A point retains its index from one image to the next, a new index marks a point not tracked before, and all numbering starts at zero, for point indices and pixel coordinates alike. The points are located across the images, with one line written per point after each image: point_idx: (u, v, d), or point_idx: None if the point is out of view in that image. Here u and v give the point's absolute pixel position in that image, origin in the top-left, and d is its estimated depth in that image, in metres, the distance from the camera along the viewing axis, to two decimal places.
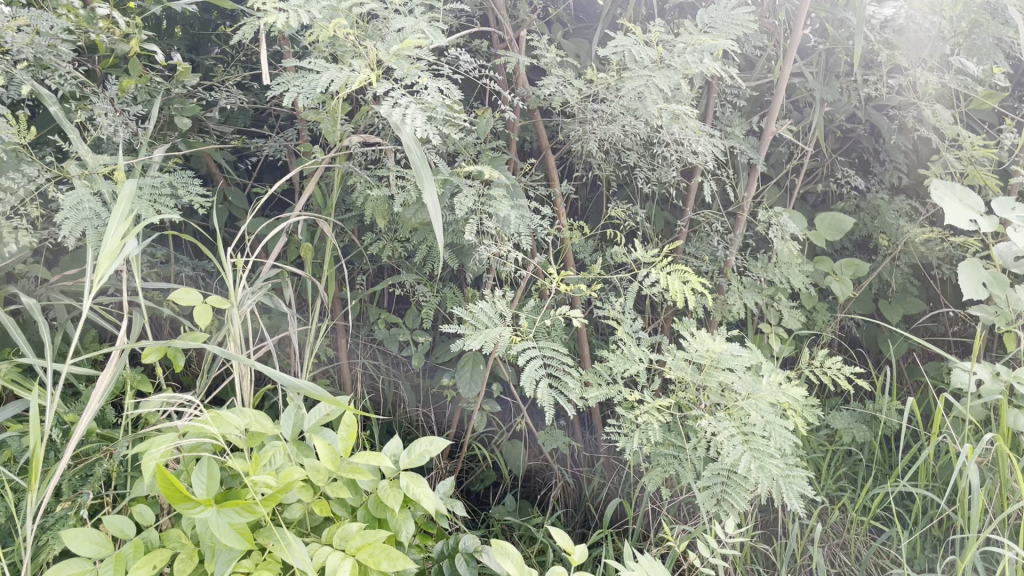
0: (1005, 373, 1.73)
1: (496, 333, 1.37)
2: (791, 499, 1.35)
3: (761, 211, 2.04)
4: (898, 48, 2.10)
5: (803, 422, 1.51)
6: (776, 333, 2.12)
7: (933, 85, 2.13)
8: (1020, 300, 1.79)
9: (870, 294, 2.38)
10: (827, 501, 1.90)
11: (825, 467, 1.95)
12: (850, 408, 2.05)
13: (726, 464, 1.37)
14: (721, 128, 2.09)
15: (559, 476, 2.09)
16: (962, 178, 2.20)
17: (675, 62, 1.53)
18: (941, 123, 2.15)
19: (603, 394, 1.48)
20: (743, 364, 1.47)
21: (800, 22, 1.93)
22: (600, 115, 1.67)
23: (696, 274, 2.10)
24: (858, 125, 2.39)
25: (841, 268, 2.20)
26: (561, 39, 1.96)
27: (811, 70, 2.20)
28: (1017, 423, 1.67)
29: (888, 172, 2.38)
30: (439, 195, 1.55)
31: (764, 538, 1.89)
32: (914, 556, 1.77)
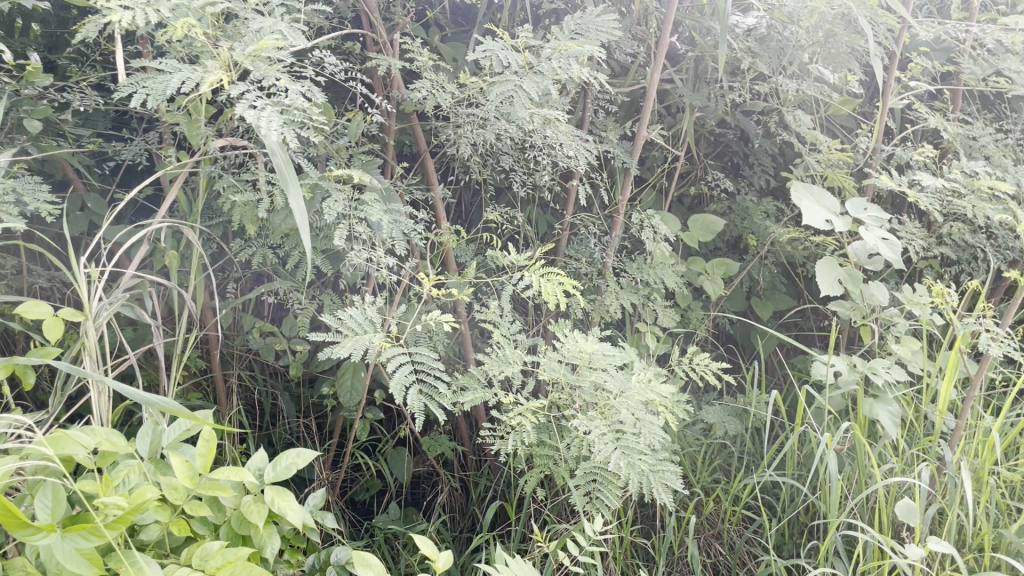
0: (860, 364, 1.83)
1: (366, 339, 1.34)
2: (660, 493, 1.40)
3: (635, 214, 2.10)
4: (760, 56, 2.20)
5: (673, 419, 1.55)
6: (652, 332, 2.18)
7: (793, 92, 2.24)
8: (873, 294, 1.91)
9: (742, 292, 2.48)
10: (702, 493, 1.98)
11: (700, 460, 2.02)
12: (723, 403, 2.12)
13: (598, 462, 1.39)
14: (597, 132, 2.13)
15: (445, 481, 2.09)
16: (821, 180, 2.31)
17: (542, 67, 1.54)
18: (801, 127, 2.25)
19: (477, 397, 1.47)
20: (614, 364, 1.50)
21: (667, 30, 1.99)
22: (473, 119, 1.67)
23: (575, 276, 2.13)
24: (728, 130, 2.49)
25: (712, 269, 2.28)
26: (437, 43, 1.96)
27: (681, 77, 2.28)
28: (872, 411, 1.77)
29: (756, 175, 2.48)
30: (308, 201, 1.51)
31: (643, 532, 1.94)
32: (782, 543, 1.85)
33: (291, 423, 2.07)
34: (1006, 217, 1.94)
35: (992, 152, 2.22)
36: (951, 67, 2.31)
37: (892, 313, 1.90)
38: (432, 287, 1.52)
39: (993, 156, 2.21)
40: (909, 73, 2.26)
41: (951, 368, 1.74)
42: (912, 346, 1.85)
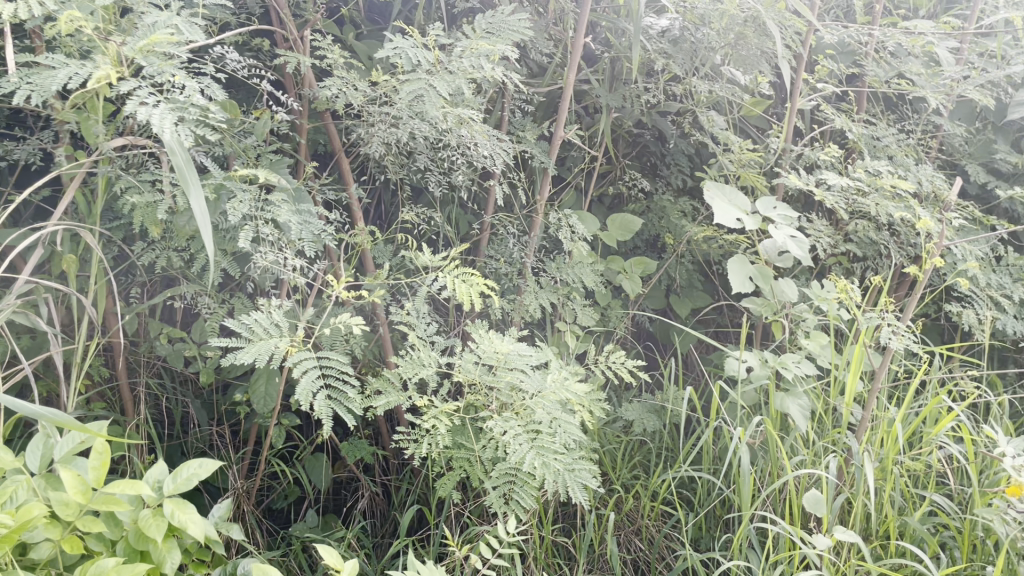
0: (771, 359, 1.87)
1: (272, 345, 1.30)
2: (576, 492, 1.40)
3: (553, 214, 2.10)
4: (673, 58, 2.24)
5: (590, 416, 1.56)
6: (572, 331, 2.17)
7: (706, 93, 2.28)
8: (783, 291, 1.96)
9: (660, 290, 2.51)
10: (622, 490, 1.99)
11: (620, 458, 2.04)
12: (641, 400, 2.14)
13: (512, 462, 1.38)
14: (514, 131, 2.12)
15: (365, 487, 2.06)
16: (735, 180, 2.36)
17: (453, 66, 1.52)
18: (715, 128, 2.29)
19: (390, 402, 1.44)
20: (530, 363, 1.50)
21: (581, 31, 2.00)
22: (385, 118, 1.64)
23: (494, 277, 2.13)
24: (645, 131, 2.52)
25: (631, 268, 2.30)
26: (350, 41, 1.93)
27: (597, 77, 2.30)
28: (783, 405, 1.81)
29: (672, 174, 2.52)
30: (212, 202, 1.46)
31: (564, 530, 1.94)
32: (699, 536, 1.89)
33: (203, 432, 2.01)
34: (907, 215, 2.01)
35: (894, 151, 2.31)
36: (856, 69, 2.39)
37: (801, 309, 1.95)
38: (343, 289, 1.48)
39: (895, 155, 2.30)
40: (817, 75, 2.32)
41: (856, 362, 1.80)
42: (820, 341, 1.90)
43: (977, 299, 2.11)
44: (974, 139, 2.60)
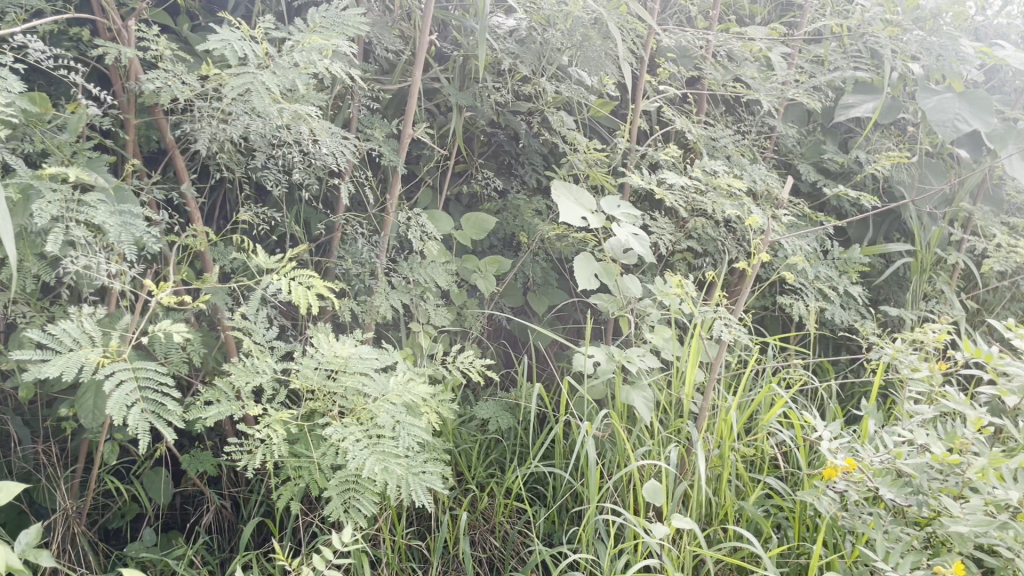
0: (617, 354, 1.91)
1: (80, 357, 1.22)
2: (419, 495, 1.39)
3: (403, 213, 2.07)
4: (520, 58, 2.25)
5: (436, 417, 1.54)
6: (426, 332, 2.13)
7: (554, 93, 2.31)
8: (627, 287, 2.01)
9: (516, 288, 2.51)
10: (477, 489, 1.99)
11: (475, 457, 2.03)
12: (496, 398, 2.13)
13: (351, 469, 1.34)
14: (362, 129, 2.07)
15: (209, 501, 1.96)
16: (585, 179, 2.40)
17: (283, 60, 1.47)
18: (564, 128, 2.32)
19: (219, 412, 1.37)
20: (372, 366, 1.46)
21: (426, 28, 1.98)
22: (215, 113, 1.56)
23: (344, 278, 2.07)
24: (497, 130, 2.53)
25: (485, 266, 2.30)
26: (183, 33, 1.83)
27: (447, 76, 2.29)
28: (628, 398, 1.86)
29: (525, 174, 2.54)
30: (19, 203, 1.34)
31: (419, 533, 1.92)
32: (552, 531, 1.90)
33: (25, 450, 1.85)
34: (741, 213, 2.11)
35: (731, 152, 2.42)
36: (696, 73, 2.48)
37: (645, 304, 2.01)
38: (168, 295, 1.40)
39: (732, 156, 2.41)
40: (659, 77, 2.39)
41: (694, 355, 1.86)
42: (664, 334, 1.96)
43: (806, 291, 2.24)
44: (805, 140, 2.76)
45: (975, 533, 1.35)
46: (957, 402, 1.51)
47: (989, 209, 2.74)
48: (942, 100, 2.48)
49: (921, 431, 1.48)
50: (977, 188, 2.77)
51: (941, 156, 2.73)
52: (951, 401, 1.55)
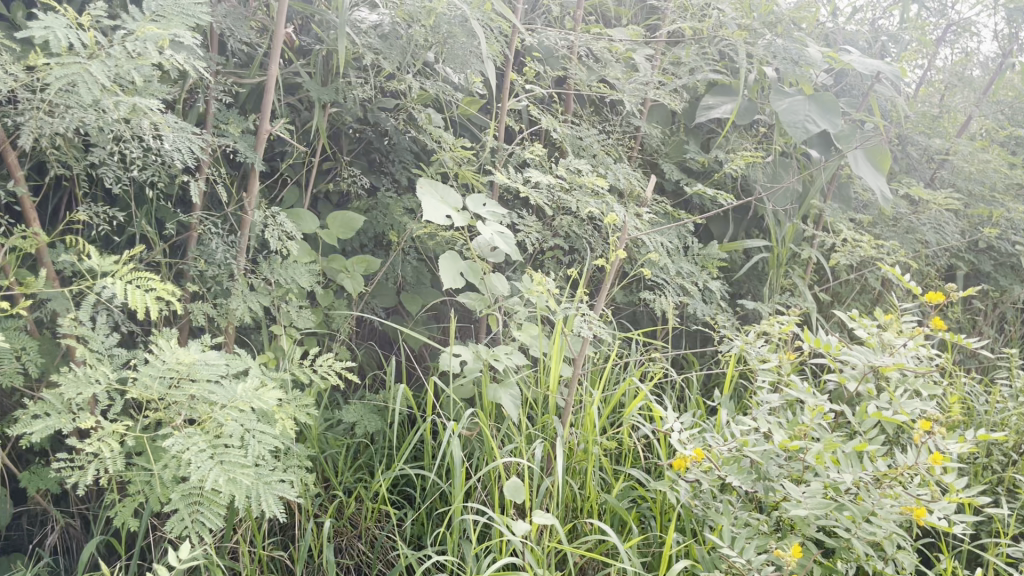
0: (483, 353, 1.90)
1: None
2: (268, 504, 1.35)
3: (261, 212, 1.99)
4: (382, 54, 2.20)
5: (289, 421, 1.49)
6: (289, 334, 2.05)
7: (419, 90, 2.28)
8: (494, 285, 2.00)
9: (388, 288, 2.45)
10: (343, 495, 1.94)
11: (341, 462, 1.97)
12: (363, 399, 2.06)
13: (194, 481, 1.28)
14: (216, 125, 1.98)
15: (54, 519, 1.82)
16: (453, 177, 2.39)
17: (115, 51, 1.39)
18: (431, 125, 2.30)
19: (46, 426, 1.29)
20: (217, 372, 1.40)
21: (281, 20, 1.91)
22: (43, 105, 1.45)
23: (200, 279, 1.98)
24: (364, 127, 2.48)
25: (352, 266, 2.24)
26: (12, 19, 1.70)
27: (308, 70, 2.22)
28: (494, 397, 1.85)
29: (394, 172, 2.51)
30: None
31: (282, 543, 1.86)
32: (420, 533, 1.87)
33: None
34: (604, 210, 2.14)
35: (596, 151, 2.45)
36: (561, 72, 2.50)
37: (512, 302, 2.00)
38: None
39: (597, 154, 2.44)
40: (525, 76, 2.41)
41: (558, 352, 1.88)
42: (531, 331, 1.97)
43: (668, 287, 2.32)
44: (668, 140, 2.83)
45: (815, 515, 1.42)
46: (800, 391, 1.58)
47: (837, 206, 2.90)
48: (793, 103, 2.59)
49: (765, 419, 1.54)
50: (827, 186, 2.92)
51: (794, 155, 2.87)
52: (794, 389, 1.63)
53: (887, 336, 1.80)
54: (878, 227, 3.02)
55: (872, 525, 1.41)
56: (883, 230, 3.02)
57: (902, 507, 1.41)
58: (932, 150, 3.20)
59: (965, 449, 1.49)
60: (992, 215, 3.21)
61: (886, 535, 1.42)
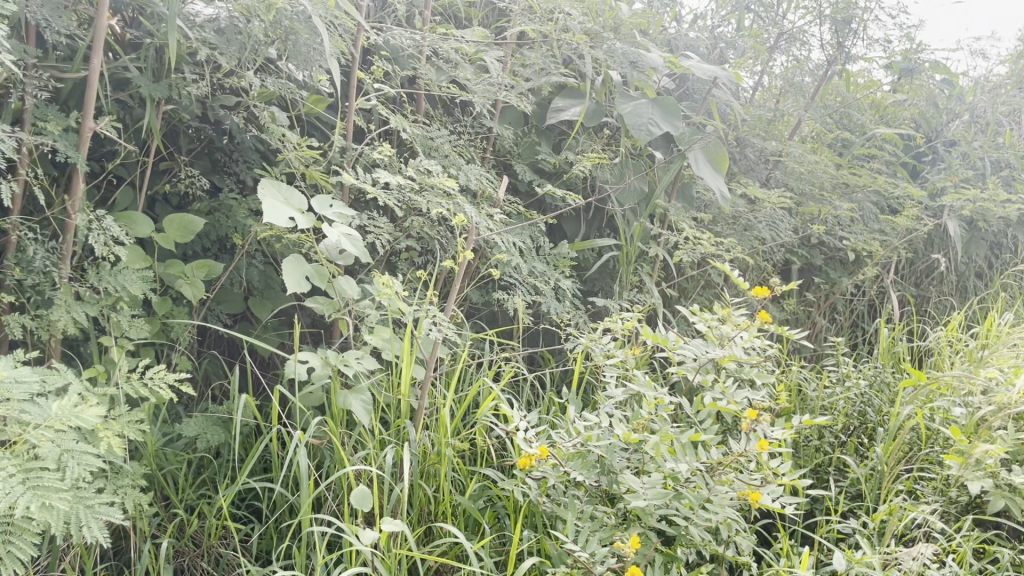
0: (332, 359, 1.83)
1: None
2: (88, 530, 1.27)
3: (87, 216, 1.86)
4: (219, 49, 2.10)
5: (115, 439, 1.40)
6: (121, 345, 1.92)
7: (261, 88, 2.20)
8: (342, 288, 1.94)
9: (235, 294, 2.34)
10: (185, 513, 1.84)
11: (182, 478, 1.87)
12: (205, 411, 1.95)
13: (2, 511, 1.18)
14: (32, 122, 1.83)
15: None
16: (299, 178, 2.31)
17: None
18: (274, 124, 2.22)
19: None
20: (29, 390, 1.29)
21: (102, 10, 1.79)
22: None
23: (17, 289, 1.82)
24: (204, 125, 2.36)
25: (192, 271, 2.12)
26: None
27: (138, 65, 2.09)
28: (344, 404, 1.79)
29: (238, 172, 2.40)
30: None
31: (117, 567, 1.75)
32: (268, 548, 1.80)
33: None
34: (454, 211, 2.13)
35: (447, 151, 2.44)
36: (410, 71, 2.48)
37: (362, 305, 1.95)
38: None
39: (447, 155, 2.43)
40: (372, 75, 2.36)
41: (408, 356, 1.85)
42: (383, 335, 1.92)
43: (519, 286, 2.34)
44: (520, 141, 2.84)
45: (656, 505, 1.47)
46: (641, 386, 1.63)
47: (681, 206, 3.02)
48: (637, 106, 2.68)
49: (607, 415, 1.58)
50: (671, 186, 3.04)
51: (640, 156, 2.96)
52: (636, 383, 1.68)
53: (724, 330, 1.88)
54: (719, 225, 3.17)
55: (708, 511, 1.48)
56: (723, 228, 3.17)
57: (733, 493, 1.49)
58: (767, 151, 3.38)
59: (788, 436, 1.60)
60: (821, 213, 3.43)
61: (722, 520, 1.50)
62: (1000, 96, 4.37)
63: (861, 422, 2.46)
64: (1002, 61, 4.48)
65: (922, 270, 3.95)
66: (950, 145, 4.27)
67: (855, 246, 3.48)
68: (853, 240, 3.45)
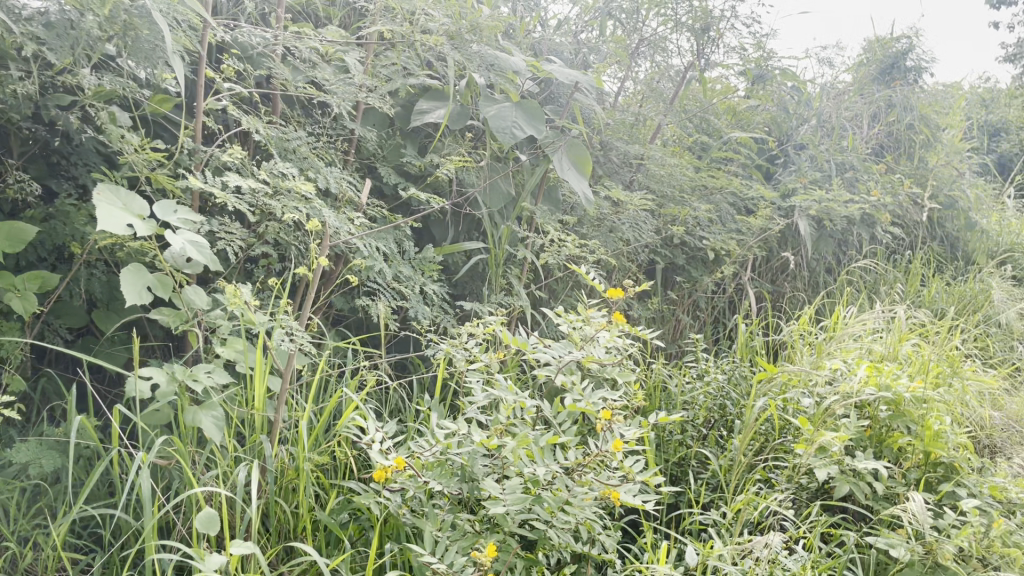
0: (179, 374, 1.72)
1: None
2: None
3: None
4: (48, 44, 1.95)
5: None
6: None
7: (98, 87, 2.05)
8: (190, 298, 1.83)
9: (75, 307, 2.18)
10: (17, 546, 1.69)
11: (12, 508, 1.72)
12: (38, 435, 1.80)
13: None
14: None
15: None
16: (144, 182, 2.18)
17: None
18: (114, 125, 2.08)
19: None
20: None
21: None
22: None
23: None
24: (37, 126, 2.18)
25: (24, 283, 1.96)
26: None
27: None
28: (193, 421, 1.68)
29: (76, 176, 2.23)
30: None
31: None
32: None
33: None
34: (311, 216, 2.06)
35: (305, 154, 2.36)
36: (263, 71, 2.38)
37: (213, 316, 1.85)
38: None
39: (305, 158, 2.34)
40: (222, 74, 2.25)
41: (262, 368, 1.77)
42: (235, 346, 1.83)
43: (383, 292, 2.29)
44: (384, 143, 2.79)
45: (515, 510, 1.47)
46: (501, 390, 1.63)
47: (546, 208, 3.04)
48: (500, 110, 2.67)
49: (466, 422, 1.56)
50: (537, 188, 3.05)
51: (505, 159, 2.96)
52: (497, 388, 1.68)
53: (585, 331, 1.90)
54: (584, 227, 3.22)
55: (567, 513, 1.50)
56: (588, 230, 3.21)
57: (591, 494, 1.51)
58: (630, 155, 3.46)
59: (642, 434, 1.64)
60: (681, 214, 3.54)
61: (581, 522, 1.51)
62: (843, 102, 4.65)
63: (721, 415, 2.55)
64: (845, 69, 4.76)
65: (777, 267, 4.14)
66: (799, 148, 4.51)
67: (714, 245, 3.61)
68: (711, 240, 3.59)
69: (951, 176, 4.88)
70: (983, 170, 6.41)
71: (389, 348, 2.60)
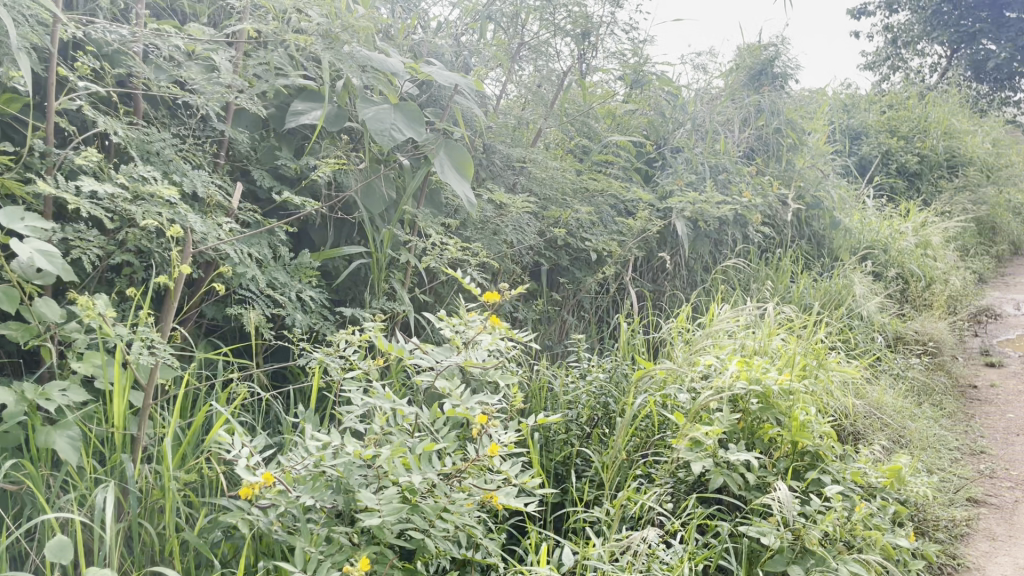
0: (28, 393, 1.60)
1: None
2: None
3: None
4: None
5: None
6: None
7: None
8: (40, 311, 1.71)
9: None
10: None
11: None
12: None
13: None
14: None
15: None
16: None
17: None
18: None
19: None
20: None
21: None
22: None
23: None
24: None
25: None
26: None
27: None
28: (44, 443, 1.57)
29: None
30: None
31: None
32: None
33: None
34: (176, 223, 1.95)
35: (170, 157, 2.24)
36: (123, 70, 2.25)
37: (67, 330, 1.73)
38: None
39: (170, 161, 2.23)
40: (77, 72, 2.11)
41: (121, 384, 1.67)
42: (93, 361, 1.72)
43: (256, 300, 2.21)
44: (257, 145, 2.70)
45: (391, 521, 1.45)
46: (377, 398, 1.59)
47: (428, 211, 3.01)
48: (378, 111, 2.62)
49: (341, 432, 1.52)
50: (418, 192, 3.02)
51: (385, 162, 2.91)
52: (374, 396, 1.64)
53: (464, 335, 1.88)
54: (467, 230, 3.21)
55: (444, 520, 1.49)
56: (471, 233, 3.20)
57: (469, 500, 1.52)
58: (512, 158, 3.47)
59: (518, 438, 1.64)
60: (563, 216, 3.58)
61: (458, 529, 1.51)
62: (717, 107, 4.81)
63: (604, 413, 2.59)
64: (718, 75, 4.94)
65: (657, 267, 4.24)
66: (676, 151, 4.64)
67: (596, 246, 3.67)
68: (593, 241, 3.64)
69: (816, 178, 5.14)
70: (847, 173, 6.78)
71: (266, 358, 2.51)
